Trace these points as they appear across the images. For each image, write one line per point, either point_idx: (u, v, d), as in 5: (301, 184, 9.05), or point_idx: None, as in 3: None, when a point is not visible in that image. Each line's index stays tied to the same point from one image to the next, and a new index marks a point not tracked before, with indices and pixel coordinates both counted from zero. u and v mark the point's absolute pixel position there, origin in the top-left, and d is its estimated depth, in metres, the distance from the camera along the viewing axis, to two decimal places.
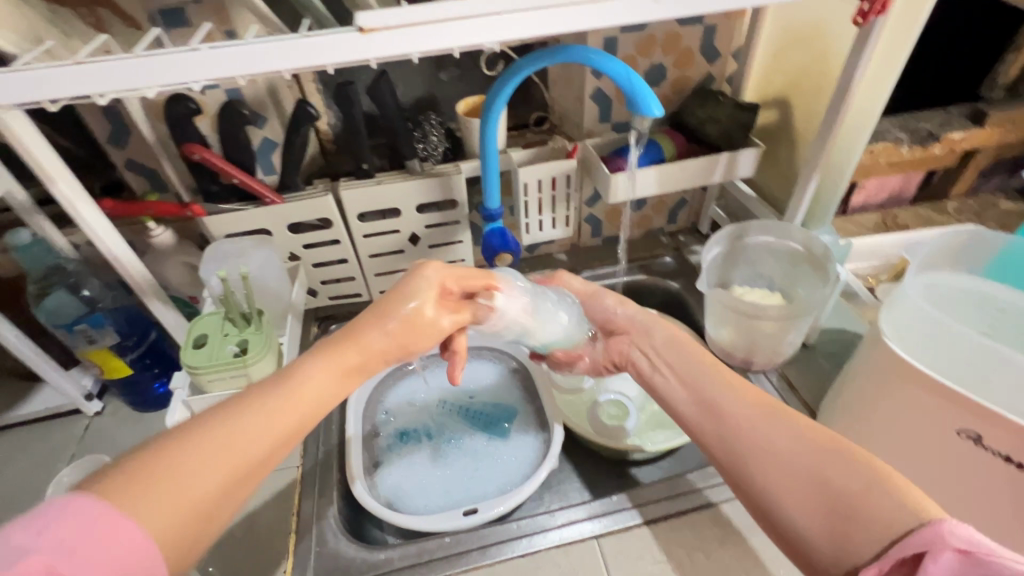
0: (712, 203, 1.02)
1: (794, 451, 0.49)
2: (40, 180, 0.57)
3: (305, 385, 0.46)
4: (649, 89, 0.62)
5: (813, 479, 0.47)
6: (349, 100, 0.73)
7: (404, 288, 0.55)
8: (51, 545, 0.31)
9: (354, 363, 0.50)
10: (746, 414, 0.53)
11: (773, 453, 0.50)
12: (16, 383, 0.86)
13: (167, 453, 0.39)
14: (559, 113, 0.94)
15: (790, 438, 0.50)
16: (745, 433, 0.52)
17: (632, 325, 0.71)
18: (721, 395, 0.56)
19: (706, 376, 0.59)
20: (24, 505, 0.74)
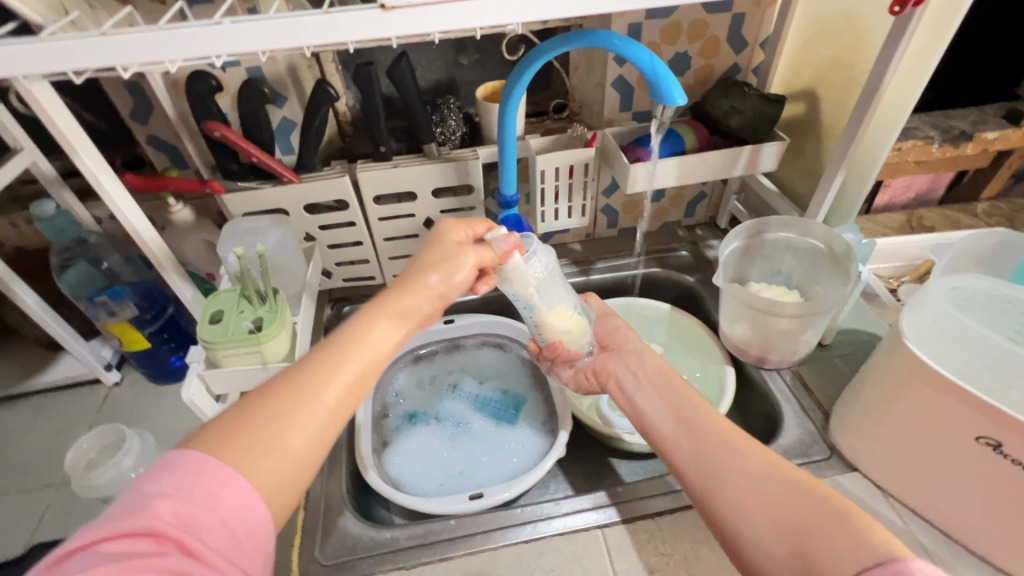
0: (732, 197, 1.00)
1: (766, 479, 0.50)
2: (64, 151, 0.57)
3: (366, 333, 0.50)
4: (673, 76, 0.61)
5: (779, 509, 0.47)
6: (368, 81, 0.73)
7: (444, 254, 0.59)
8: (177, 492, 0.36)
9: (404, 313, 0.54)
10: (723, 446, 0.54)
11: (745, 482, 0.51)
12: (38, 351, 0.88)
13: (259, 404, 0.43)
14: (579, 101, 0.93)
15: (763, 470, 0.51)
16: (722, 462, 0.53)
17: (625, 346, 0.74)
18: (705, 426, 0.58)
19: (693, 408, 0.60)
20: (46, 469, 0.76)
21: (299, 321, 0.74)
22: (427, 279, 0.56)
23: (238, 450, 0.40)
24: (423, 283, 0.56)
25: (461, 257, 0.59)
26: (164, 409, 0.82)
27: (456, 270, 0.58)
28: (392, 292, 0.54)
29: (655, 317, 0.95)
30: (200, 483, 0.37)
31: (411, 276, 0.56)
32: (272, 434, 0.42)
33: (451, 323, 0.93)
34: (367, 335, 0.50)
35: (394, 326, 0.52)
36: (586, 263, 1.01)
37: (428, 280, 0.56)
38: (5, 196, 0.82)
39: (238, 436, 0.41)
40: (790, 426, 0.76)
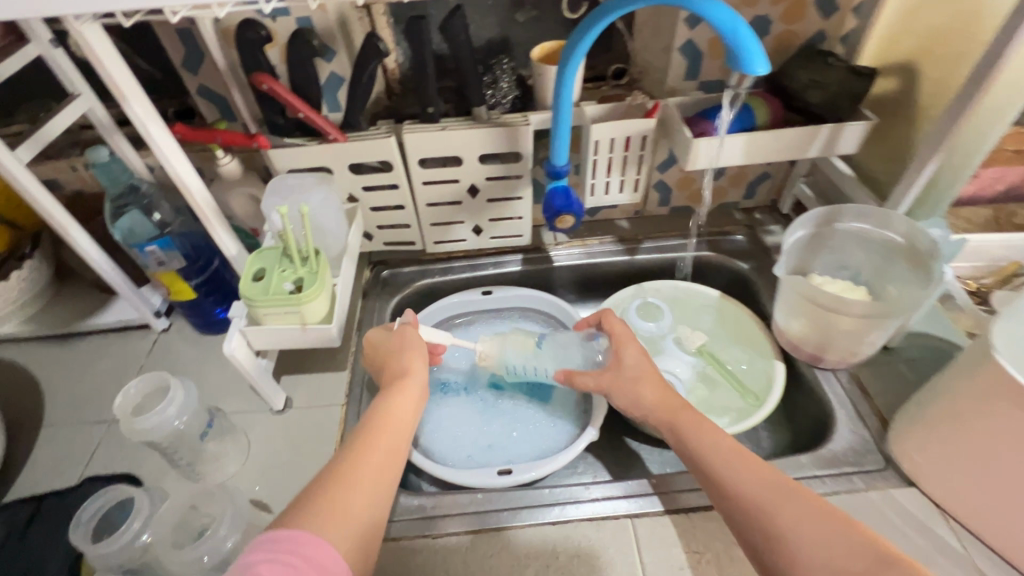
0: (800, 179, 0.92)
1: (806, 529, 0.46)
2: (115, 98, 0.57)
3: (382, 409, 0.56)
4: (756, 42, 0.54)
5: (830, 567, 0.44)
6: (420, 36, 0.69)
7: (409, 344, 0.65)
8: (278, 557, 0.40)
9: (401, 381, 0.60)
10: (759, 493, 0.50)
11: (790, 539, 0.46)
12: (94, 293, 0.92)
13: (322, 488, 0.47)
14: (640, 66, 0.86)
15: (805, 519, 0.47)
16: (760, 514, 0.49)
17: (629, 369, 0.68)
18: (725, 471, 0.53)
19: (710, 448, 0.56)
20: (99, 406, 0.80)
21: (339, 283, 0.73)
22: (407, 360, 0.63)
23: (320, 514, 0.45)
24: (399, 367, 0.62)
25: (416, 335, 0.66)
26: (208, 358, 0.85)
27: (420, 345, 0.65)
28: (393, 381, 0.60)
29: (701, 303, 0.91)
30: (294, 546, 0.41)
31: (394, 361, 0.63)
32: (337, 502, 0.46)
33: (490, 293, 0.93)
34: (387, 410, 0.56)
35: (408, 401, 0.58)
36: (633, 241, 0.96)
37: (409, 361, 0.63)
38: (64, 140, 0.84)
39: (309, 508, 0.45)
40: (841, 430, 0.71)
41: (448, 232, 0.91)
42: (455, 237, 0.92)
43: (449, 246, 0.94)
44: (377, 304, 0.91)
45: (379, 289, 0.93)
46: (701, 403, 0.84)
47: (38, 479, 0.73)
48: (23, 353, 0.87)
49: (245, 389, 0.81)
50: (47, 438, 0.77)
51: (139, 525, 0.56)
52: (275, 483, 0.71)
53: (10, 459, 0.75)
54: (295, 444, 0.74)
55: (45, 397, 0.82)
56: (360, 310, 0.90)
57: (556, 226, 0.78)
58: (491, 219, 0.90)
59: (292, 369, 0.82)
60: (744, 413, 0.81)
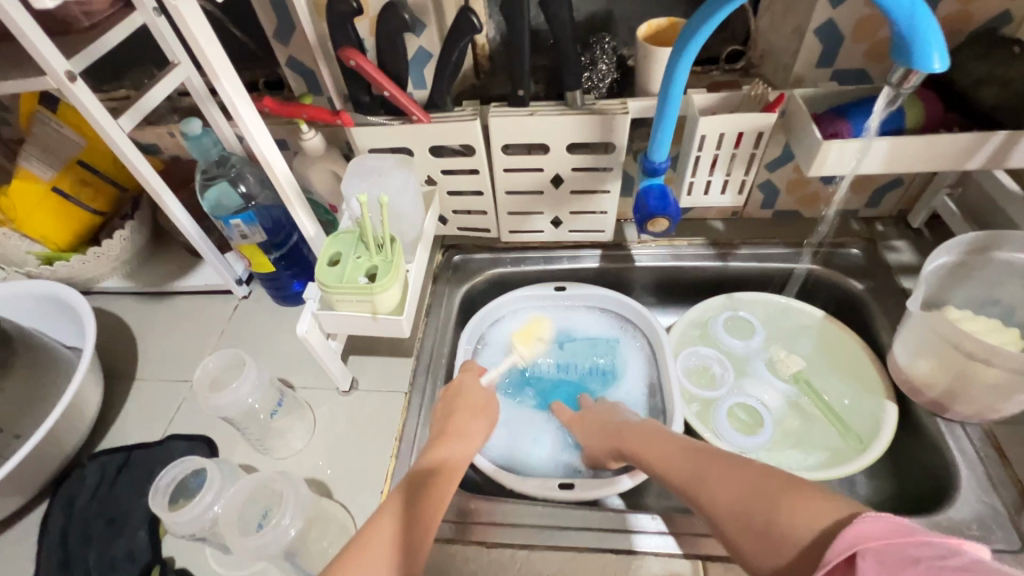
0: (943, 191, 0.78)
1: (719, 485, 0.51)
2: (206, 74, 0.56)
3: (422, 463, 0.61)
4: (936, 30, 0.44)
5: (746, 507, 0.47)
6: (518, 12, 0.62)
7: (466, 402, 0.69)
8: None
9: (451, 443, 0.64)
10: (688, 469, 0.55)
11: (707, 496, 0.52)
12: (184, 256, 0.96)
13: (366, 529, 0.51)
14: (763, 49, 0.75)
15: (720, 476, 0.52)
16: (692, 487, 0.54)
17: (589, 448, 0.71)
18: (663, 462, 0.59)
19: (651, 446, 0.62)
20: (184, 366, 0.84)
21: (412, 272, 0.71)
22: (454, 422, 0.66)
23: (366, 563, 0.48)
24: (461, 430, 0.65)
25: (493, 407, 0.70)
26: (282, 330, 0.87)
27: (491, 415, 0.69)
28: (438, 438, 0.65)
29: (801, 324, 0.81)
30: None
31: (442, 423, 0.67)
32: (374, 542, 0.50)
33: (563, 290, 0.87)
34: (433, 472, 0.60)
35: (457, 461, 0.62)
36: (726, 246, 0.87)
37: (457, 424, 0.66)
38: (165, 107, 0.87)
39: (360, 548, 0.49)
40: (966, 496, 0.61)
41: (526, 222, 0.86)
42: (531, 228, 0.87)
43: (525, 236, 0.89)
44: (447, 291, 0.88)
45: (449, 275, 0.90)
46: (790, 436, 0.76)
47: (128, 429, 0.78)
48: (122, 307, 0.93)
49: (314, 365, 0.82)
50: (137, 391, 0.82)
51: (211, 498, 0.58)
52: (336, 464, 0.71)
53: (106, 407, 0.81)
54: (357, 427, 0.74)
55: (139, 351, 0.87)
56: (429, 296, 0.87)
57: (646, 229, 0.70)
58: (571, 212, 0.83)
59: (359, 350, 0.82)
60: (841, 455, 0.72)
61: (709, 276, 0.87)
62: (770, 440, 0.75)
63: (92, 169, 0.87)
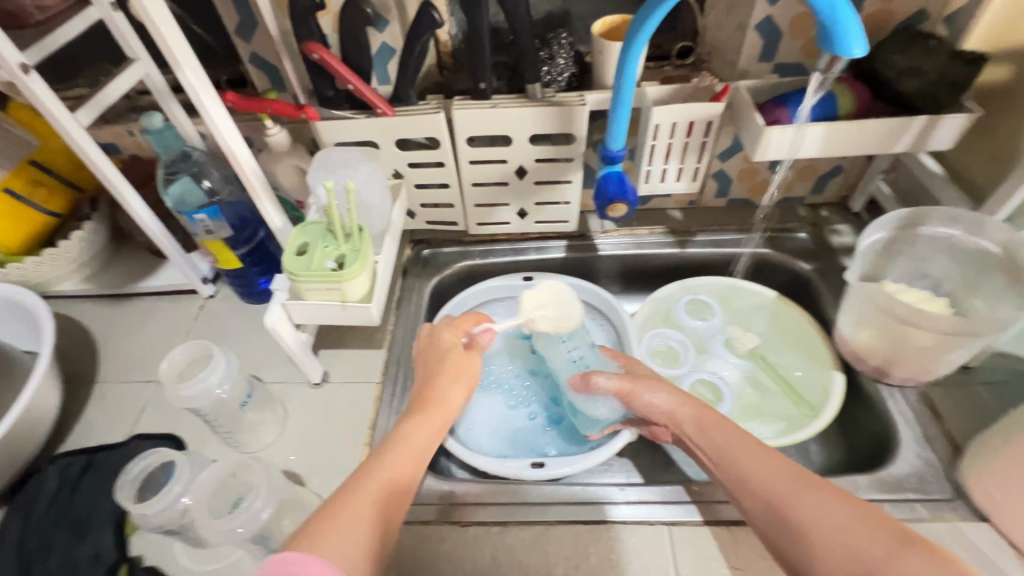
0: (878, 176, 0.84)
1: (818, 514, 0.45)
2: (169, 63, 0.56)
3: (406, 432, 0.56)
4: (855, 20, 0.48)
5: (851, 556, 0.41)
6: (478, 8, 0.65)
7: (447, 363, 0.63)
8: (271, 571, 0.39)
9: (428, 407, 0.59)
10: (774, 484, 0.49)
11: (804, 527, 0.45)
12: (146, 257, 0.94)
13: (344, 495, 0.47)
14: (710, 46, 0.80)
15: (816, 504, 0.46)
16: (776, 507, 0.48)
17: (662, 412, 0.64)
18: (743, 466, 0.53)
19: (725, 446, 0.56)
20: (148, 367, 0.83)
21: (381, 262, 0.72)
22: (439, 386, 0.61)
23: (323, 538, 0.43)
24: (438, 389, 0.61)
25: (474, 369, 0.64)
26: (250, 327, 0.86)
27: (473, 380, 0.64)
28: (422, 405, 0.60)
29: (755, 302, 0.86)
30: (289, 569, 0.39)
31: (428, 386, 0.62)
32: (345, 521, 0.45)
33: (531, 279, 0.89)
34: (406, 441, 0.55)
35: (430, 432, 0.57)
36: (684, 233, 0.91)
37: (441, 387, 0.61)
38: (123, 105, 0.86)
39: (326, 520, 0.44)
40: (906, 453, 0.65)
41: (492, 214, 0.88)
42: (498, 220, 0.89)
43: (492, 228, 0.91)
44: (416, 284, 0.89)
45: (419, 269, 0.91)
46: (749, 409, 0.80)
47: (90, 433, 0.76)
48: (80, 311, 0.91)
49: (284, 361, 0.82)
50: (100, 394, 0.80)
51: (180, 489, 0.57)
52: (310, 456, 0.71)
53: (66, 411, 0.79)
54: (329, 419, 0.75)
55: (100, 354, 0.85)
56: (399, 289, 0.88)
57: (607, 215, 0.73)
58: (536, 203, 0.86)
59: (330, 344, 0.83)
60: (797, 423, 0.76)
61: (669, 263, 0.91)
62: (731, 414, 0.79)
63: (44, 168, 0.85)
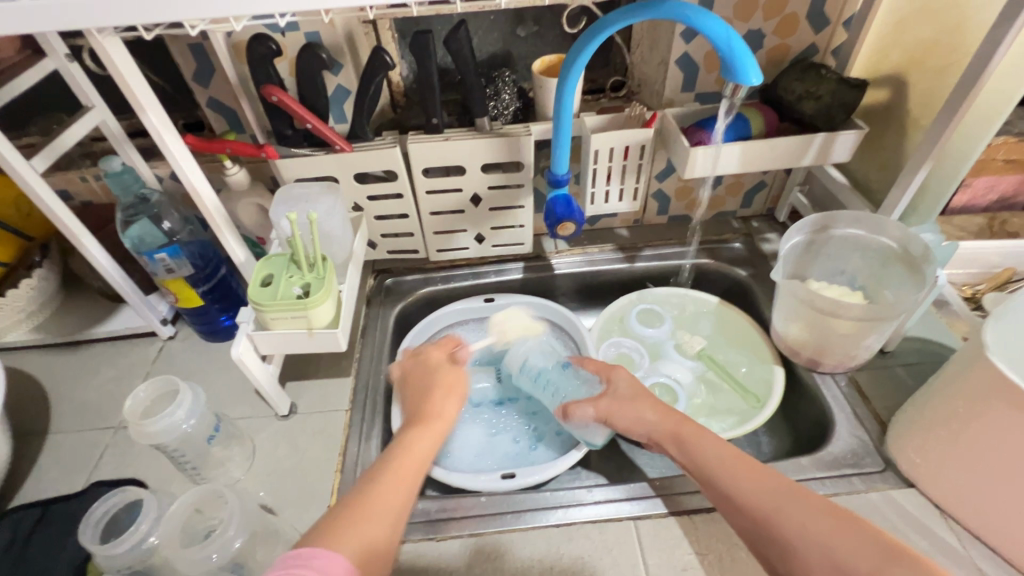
0: (795, 188, 0.94)
1: (806, 527, 0.49)
2: (132, 108, 0.59)
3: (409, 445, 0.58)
4: (750, 54, 0.57)
5: (841, 566, 0.46)
6: (425, 51, 0.70)
7: (441, 380, 0.68)
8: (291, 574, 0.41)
9: (431, 419, 0.62)
10: (761, 497, 0.53)
11: (789, 538, 0.50)
12: (100, 303, 0.93)
13: (352, 506, 0.50)
14: (638, 79, 0.89)
15: (800, 515, 0.51)
16: (760, 517, 0.52)
17: (644, 432, 0.68)
18: (726, 476, 0.57)
19: (711, 458, 0.59)
20: (105, 413, 0.81)
21: (345, 290, 0.75)
22: (437, 394, 0.66)
23: (341, 543, 0.46)
24: (436, 399, 0.65)
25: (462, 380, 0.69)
26: (213, 365, 0.86)
27: (461, 390, 0.68)
28: (423, 418, 0.62)
29: (700, 308, 0.93)
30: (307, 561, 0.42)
31: (426, 399, 0.66)
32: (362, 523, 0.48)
33: (492, 300, 0.94)
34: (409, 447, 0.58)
35: (429, 442, 0.60)
36: (632, 249, 0.98)
37: (438, 395, 0.66)
38: (76, 152, 0.87)
39: (340, 530, 0.47)
40: (841, 433, 0.72)
41: (452, 240, 0.92)
42: (457, 246, 0.93)
43: (452, 254, 0.95)
44: (380, 311, 0.91)
45: (382, 297, 0.93)
46: (703, 408, 0.85)
47: (44, 485, 0.73)
48: (29, 361, 0.88)
49: (249, 396, 0.81)
50: (52, 444, 0.78)
51: (147, 528, 0.57)
52: (279, 488, 0.71)
53: (16, 465, 0.76)
54: (299, 449, 0.75)
55: (52, 404, 0.83)
56: (363, 317, 0.90)
57: (557, 233, 0.79)
58: (493, 227, 0.91)
59: (297, 375, 0.83)
60: (747, 415, 0.82)
61: (620, 278, 0.98)
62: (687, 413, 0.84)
63: None
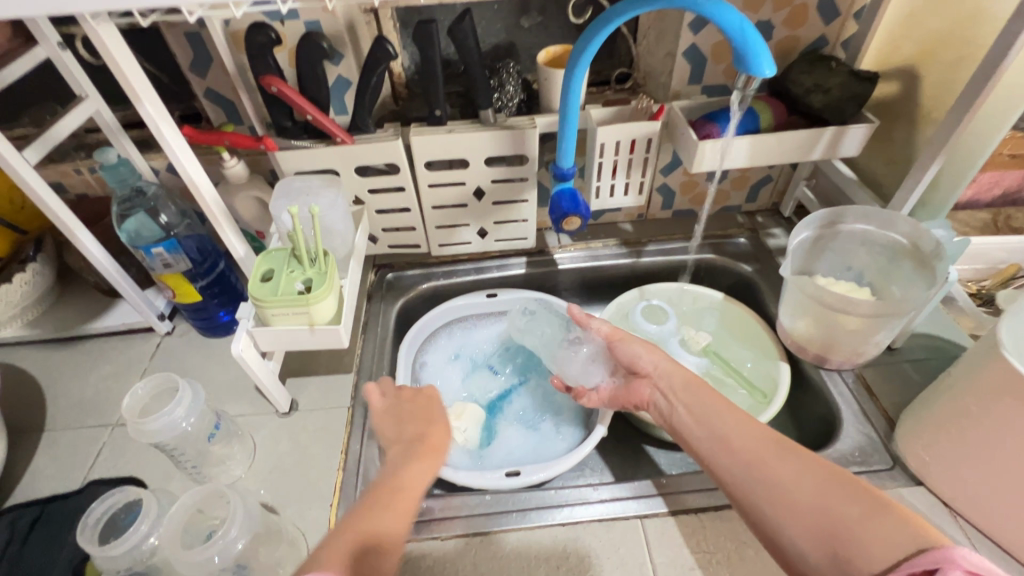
0: (801, 183, 0.93)
1: (795, 477, 0.51)
2: (128, 98, 0.57)
3: (408, 478, 0.55)
4: (763, 44, 0.55)
5: (828, 514, 0.47)
6: (428, 41, 0.68)
7: (428, 412, 0.65)
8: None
9: (430, 448, 0.60)
10: (750, 445, 0.55)
11: (780, 485, 0.51)
12: (96, 297, 0.91)
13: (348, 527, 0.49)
14: (644, 71, 0.87)
15: (789, 466, 0.52)
16: (751, 466, 0.54)
17: (654, 369, 0.70)
18: (725, 428, 0.58)
19: (713, 408, 0.61)
20: (102, 410, 0.79)
21: (347, 285, 0.73)
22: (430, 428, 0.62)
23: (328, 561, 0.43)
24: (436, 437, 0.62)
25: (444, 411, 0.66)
26: (211, 361, 0.85)
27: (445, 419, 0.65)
28: (415, 448, 0.59)
29: (705, 305, 0.91)
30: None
31: (416, 431, 0.62)
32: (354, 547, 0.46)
33: (494, 296, 0.92)
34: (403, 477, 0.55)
35: (425, 471, 0.57)
36: (636, 244, 0.97)
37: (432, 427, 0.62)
38: (69, 144, 0.85)
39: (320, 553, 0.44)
40: (849, 430, 0.71)
41: (454, 235, 0.91)
42: (460, 240, 0.92)
43: (454, 249, 0.93)
44: (382, 307, 0.90)
45: (384, 292, 0.92)
46: None
47: (41, 483, 0.72)
48: (24, 357, 0.87)
49: (249, 393, 0.80)
50: (49, 441, 0.76)
51: (146, 528, 0.56)
52: (280, 486, 0.70)
53: (12, 463, 0.75)
54: (300, 447, 0.74)
55: (47, 401, 0.81)
56: (364, 313, 0.89)
57: (562, 228, 0.77)
58: (495, 222, 0.90)
59: (297, 372, 0.82)
60: (755, 412, 0.81)
61: (624, 273, 0.97)
62: None
63: None
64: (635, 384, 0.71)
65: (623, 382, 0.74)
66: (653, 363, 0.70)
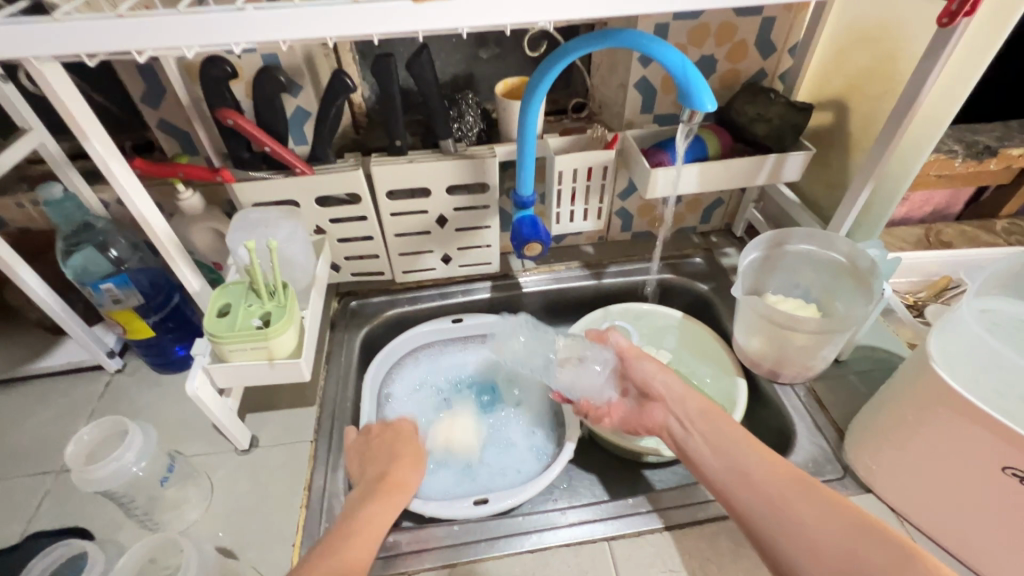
0: (751, 205, 0.98)
1: (823, 521, 0.54)
2: (74, 135, 0.56)
3: (370, 517, 0.59)
4: (704, 81, 0.59)
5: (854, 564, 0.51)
6: (387, 74, 0.69)
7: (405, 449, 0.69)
8: None
9: (391, 490, 0.64)
10: (775, 485, 0.59)
11: (808, 529, 0.54)
12: (39, 336, 0.87)
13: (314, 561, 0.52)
14: (599, 100, 0.91)
15: (816, 510, 0.55)
16: (771, 503, 0.57)
17: (668, 393, 0.73)
18: (749, 465, 0.61)
19: (736, 444, 0.64)
20: (44, 456, 0.75)
21: (308, 317, 0.72)
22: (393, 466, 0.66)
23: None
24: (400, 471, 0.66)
25: (420, 454, 0.70)
26: (164, 399, 0.81)
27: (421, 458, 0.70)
28: (387, 487, 0.64)
29: (665, 324, 0.94)
30: None
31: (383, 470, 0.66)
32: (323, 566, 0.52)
33: (460, 321, 0.92)
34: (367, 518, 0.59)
35: (387, 509, 0.61)
36: (598, 266, 0.99)
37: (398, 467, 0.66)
38: (10, 176, 0.82)
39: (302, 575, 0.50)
40: (803, 442, 0.74)
41: (418, 261, 0.91)
42: (424, 267, 0.92)
43: (418, 275, 0.93)
44: (346, 335, 0.89)
45: (347, 320, 0.91)
46: None
47: None
48: None
49: (206, 431, 0.77)
50: None
51: None
52: (239, 528, 0.67)
53: None
54: (261, 485, 0.71)
55: None
56: (328, 343, 0.88)
57: (524, 253, 0.79)
58: (459, 248, 0.90)
59: (258, 407, 0.80)
60: None
61: (587, 295, 0.99)
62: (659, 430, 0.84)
63: None
64: (648, 407, 0.74)
65: (637, 405, 0.77)
66: (666, 383, 0.73)
